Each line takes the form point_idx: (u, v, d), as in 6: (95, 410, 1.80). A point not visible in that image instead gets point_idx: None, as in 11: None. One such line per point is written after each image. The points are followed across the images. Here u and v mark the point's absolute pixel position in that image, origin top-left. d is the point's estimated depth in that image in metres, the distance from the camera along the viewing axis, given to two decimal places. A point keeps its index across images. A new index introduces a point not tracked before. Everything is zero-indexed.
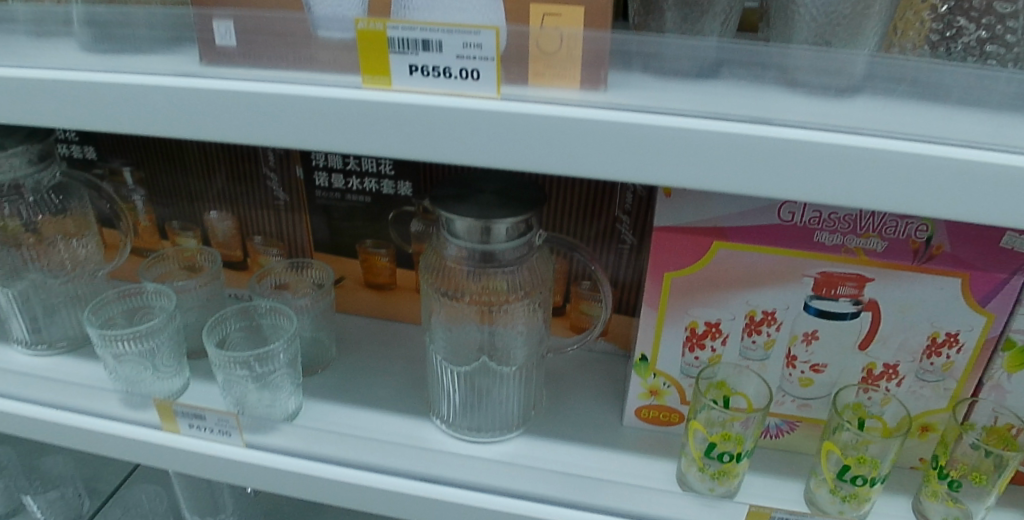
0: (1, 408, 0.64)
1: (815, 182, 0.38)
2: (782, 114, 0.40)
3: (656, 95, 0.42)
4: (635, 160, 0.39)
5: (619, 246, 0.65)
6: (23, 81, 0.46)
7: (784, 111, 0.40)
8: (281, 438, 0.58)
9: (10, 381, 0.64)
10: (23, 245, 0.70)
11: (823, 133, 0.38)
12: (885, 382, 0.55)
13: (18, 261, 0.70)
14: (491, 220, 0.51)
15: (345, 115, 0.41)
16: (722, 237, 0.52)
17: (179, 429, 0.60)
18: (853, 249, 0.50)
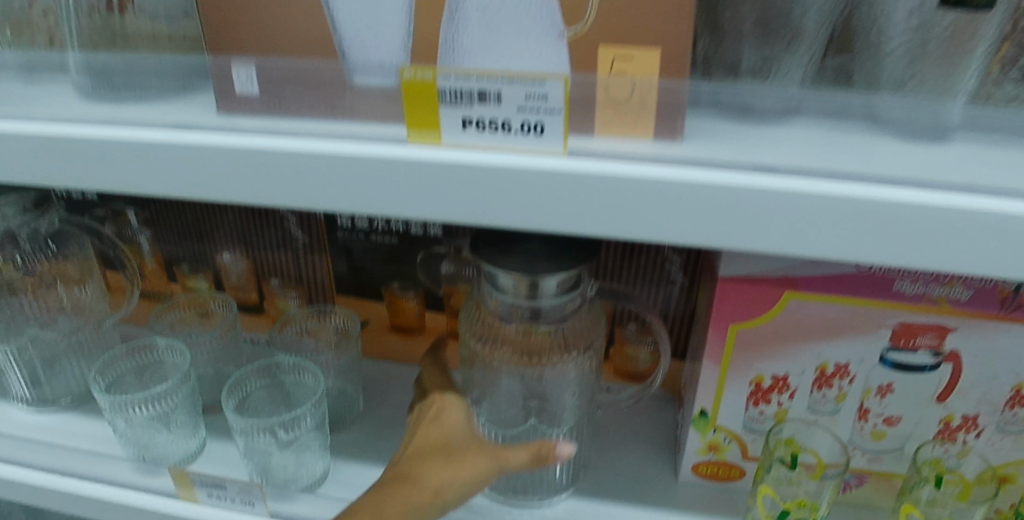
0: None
1: (927, 246, 0.33)
2: (883, 167, 0.35)
3: (734, 146, 0.37)
4: (719, 224, 0.35)
5: (669, 286, 0.61)
6: (16, 134, 0.41)
7: (883, 163, 0.35)
8: (309, 509, 0.53)
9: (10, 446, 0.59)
10: (23, 293, 0.65)
11: (932, 190, 0.34)
12: (964, 435, 0.51)
13: (18, 313, 0.65)
14: (538, 275, 0.47)
15: (391, 177, 0.37)
16: (793, 287, 0.47)
17: (196, 499, 0.55)
18: (936, 299, 0.46)
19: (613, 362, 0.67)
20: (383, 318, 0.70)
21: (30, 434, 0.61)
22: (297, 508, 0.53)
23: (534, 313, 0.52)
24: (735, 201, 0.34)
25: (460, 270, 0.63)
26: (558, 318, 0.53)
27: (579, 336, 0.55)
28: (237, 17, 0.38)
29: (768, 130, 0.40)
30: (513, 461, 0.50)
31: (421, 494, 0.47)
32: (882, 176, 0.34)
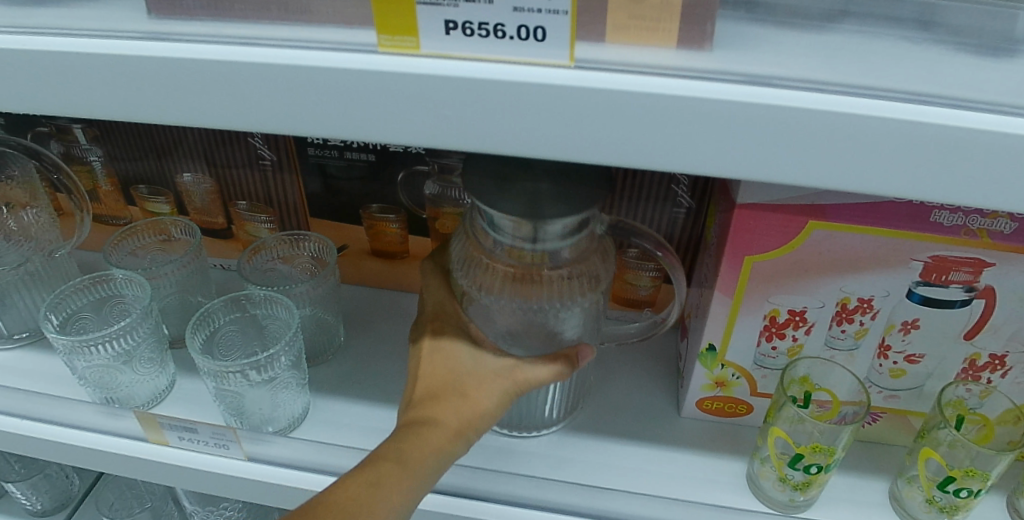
0: None
1: (1002, 186, 0.28)
2: (953, 86, 0.29)
3: (774, 56, 0.31)
4: (757, 160, 0.29)
5: (675, 210, 0.56)
6: None
7: (954, 80, 0.30)
8: (295, 454, 0.50)
9: None
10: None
11: (1015, 117, 0.28)
12: (988, 374, 0.48)
13: None
14: (541, 218, 0.41)
15: (358, 97, 0.30)
16: (821, 217, 0.42)
17: (167, 441, 0.53)
18: (975, 231, 0.41)
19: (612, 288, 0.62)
20: (361, 241, 0.64)
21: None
22: (281, 453, 0.51)
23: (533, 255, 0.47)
24: (777, 129, 0.28)
25: (447, 191, 0.57)
26: (559, 261, 0.48)
27: (583, 278, 0.49)
28: None
29: (810, 36, 0.33)
30: (530, 381, 0.48)
31: (443, 435, 0.43)
32: (951, 99, 0.29)
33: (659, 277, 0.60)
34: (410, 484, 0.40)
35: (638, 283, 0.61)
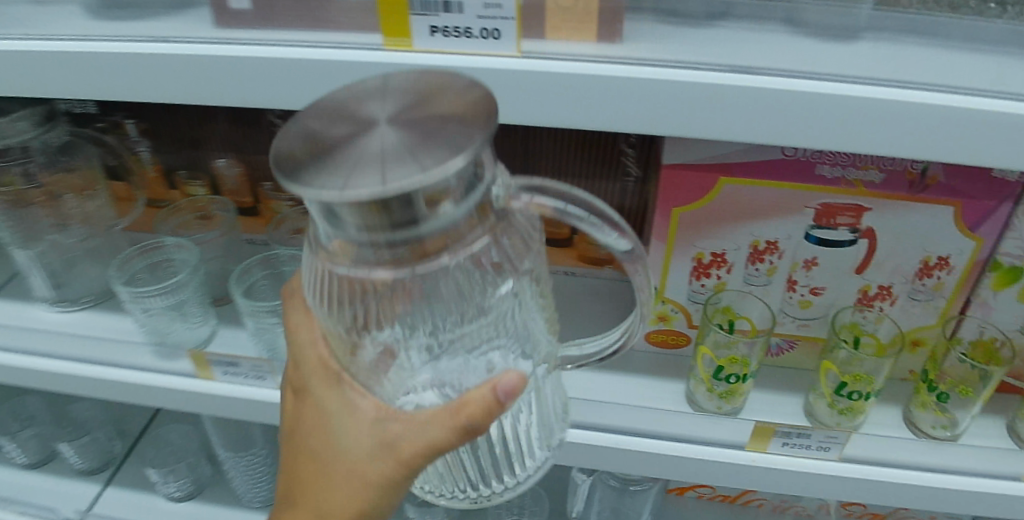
0: (50, 368, 0.68)
1: (819, 134, 0.41)
2: (797, 63, 0.41)
3: (672, 46, 0.43)
4: (652, 117, 0.41)
5: (625, 179, 0.68)
6: (34, 53, 0.46)
7: (799, 58, 0.41)
8: None
9: (51, 340, 0.67)
10: (34, 203, 0.69)
11: (835, 82, 0.40)
12: (880, 302, 0.58)
13: (37, 222, 0.71)
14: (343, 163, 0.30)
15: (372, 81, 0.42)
16: (728, 173, 0.53)
17: (213, 375, 0.64)
18: (853, 181, 0.52)
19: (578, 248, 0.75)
20: None
21: (63, 330, 0.69)
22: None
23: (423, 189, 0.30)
24: (661, 99, 0.40)
25: None
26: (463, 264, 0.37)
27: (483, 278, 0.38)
28: None
29: (698, 29, 0.44)
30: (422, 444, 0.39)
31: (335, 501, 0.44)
32: (790, 72, 0.40)
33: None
34: None
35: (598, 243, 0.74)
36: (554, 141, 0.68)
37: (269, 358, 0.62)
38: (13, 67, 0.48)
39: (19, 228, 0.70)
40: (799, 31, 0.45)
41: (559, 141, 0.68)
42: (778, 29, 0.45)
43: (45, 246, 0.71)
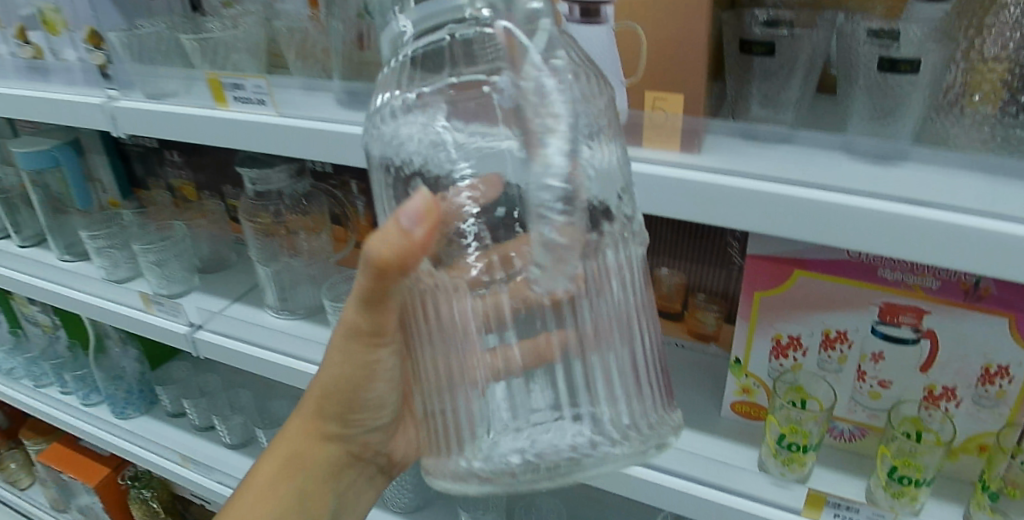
0: (267, 357, 0.86)
1: (845, 235, 0.50)
2: (835, 178, 0.51)
3: (736, 157, 0.55)
4: (712, 212, 0.53)
5: (731, 266, 0.81)
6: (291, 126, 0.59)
7: (841, 173, 0.51)
8: None
9: (271, 335, 0.87)
10: (277, 236, 0.97)
11: (864, 198, 0.49)
12: (945, 402, 0.63)
13: (275, 248, 0.97)
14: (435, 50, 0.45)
15: None
16: (802, 266, 0.63)
17: None
18: (912, 285, 0.60)
19: (687, 323, 0.84)
20: None
21: (282, 329, 0.88)
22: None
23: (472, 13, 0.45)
24: (717, 198, 0.53)
25: None
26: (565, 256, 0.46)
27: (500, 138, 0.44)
28: None
29: (767, 147, 0.56)
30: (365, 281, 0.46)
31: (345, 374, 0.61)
32: (828, 187, 0.50)
33: (721, 316, 0.82)
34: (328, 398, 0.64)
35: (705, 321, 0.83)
36: (674, 228, 0.83)
37: None
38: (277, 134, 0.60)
39: (265, 251, 0.97)
40: (855, 149, 0.55)
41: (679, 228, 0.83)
42: (837, 148, 0.55)
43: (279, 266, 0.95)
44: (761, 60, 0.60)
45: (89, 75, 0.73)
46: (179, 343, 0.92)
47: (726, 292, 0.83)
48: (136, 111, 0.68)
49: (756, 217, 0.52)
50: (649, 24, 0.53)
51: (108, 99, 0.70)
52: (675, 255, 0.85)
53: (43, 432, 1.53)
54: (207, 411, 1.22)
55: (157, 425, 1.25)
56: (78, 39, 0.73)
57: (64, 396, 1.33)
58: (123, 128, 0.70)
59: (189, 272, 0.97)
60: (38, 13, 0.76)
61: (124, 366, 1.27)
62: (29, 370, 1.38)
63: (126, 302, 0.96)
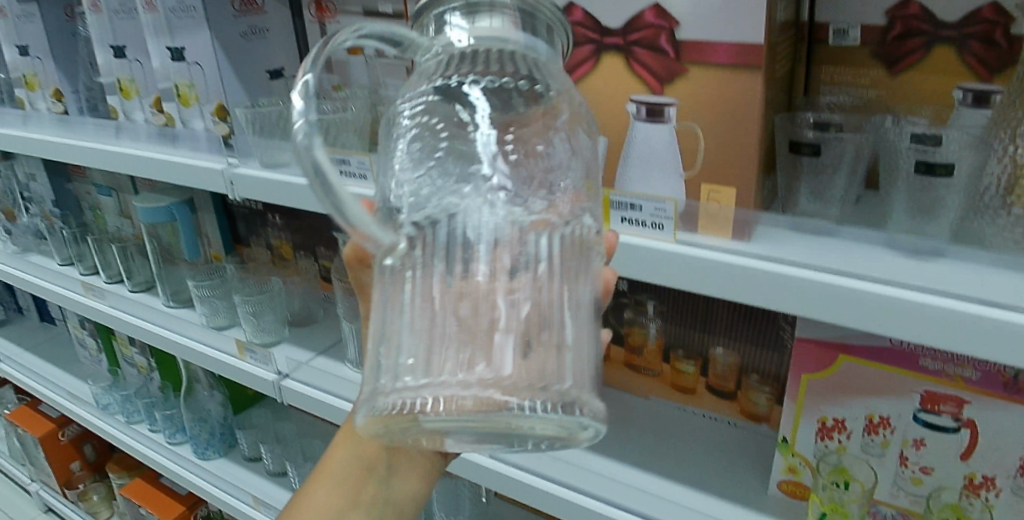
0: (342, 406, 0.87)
1: (882, 323, 0.54)
2: (875, 269, 0.56)
3: (787, 245, 0.60)
4: (760, 295, 0.59)
5: (783, 350, 0.83)
6: None
7: (880, 265, 0.56)
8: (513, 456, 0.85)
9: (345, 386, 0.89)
10: None
11: (901, 288, 0.53)
12: (985, 491, 0.66)
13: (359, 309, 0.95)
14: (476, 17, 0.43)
15: None
16: (847, 352, 0.67)
17: None
18: (953, 375, 0.63)
19: (740, 403, 0.86)
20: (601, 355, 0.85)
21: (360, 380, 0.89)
22: (510, 459, 0.85)
23: (519, 19, 0.42)
24: (764, 282, 0.58)
25: (637, 317, 0.92)
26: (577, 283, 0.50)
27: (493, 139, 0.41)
28: None
29: (813, 239, 0.61)
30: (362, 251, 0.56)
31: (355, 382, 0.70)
32: (866, 277, 0.55)
33: (773, 397, 0.83)
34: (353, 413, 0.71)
35: (757, 402, 0.84)
36: (728, 310, 0.86)
37: None
38: None
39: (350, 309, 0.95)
40: (893, 241, 0.60)
41: (734, 311, 0.86)
42: (879, 240, 0.61)
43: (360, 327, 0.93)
44: (808, 160, 0.66)
45: (212, 144, 0.88)
46: (265, 389, 0.96)
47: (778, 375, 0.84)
48: (253, 177, 0.80)
49: (801, 300, 0.57)
50: (706, 124, 0.61)
51: (228, 166, 0.83)
52: (732, 336, 0.87)
53: (128, 466, 1.56)
54: (282, 456, 1.23)
55: (236, 468, 1.27)
56: (208, 111, 0.87)
57: (150, 433, 1.36)
58: (237, 191, 0.82)
59: (281, 325, 1.03)
60: (174, 88, 0.89)
61: (209, 408, 1.29)
62: (122, 407, 1.40)
63: (221, 348, 1.03)
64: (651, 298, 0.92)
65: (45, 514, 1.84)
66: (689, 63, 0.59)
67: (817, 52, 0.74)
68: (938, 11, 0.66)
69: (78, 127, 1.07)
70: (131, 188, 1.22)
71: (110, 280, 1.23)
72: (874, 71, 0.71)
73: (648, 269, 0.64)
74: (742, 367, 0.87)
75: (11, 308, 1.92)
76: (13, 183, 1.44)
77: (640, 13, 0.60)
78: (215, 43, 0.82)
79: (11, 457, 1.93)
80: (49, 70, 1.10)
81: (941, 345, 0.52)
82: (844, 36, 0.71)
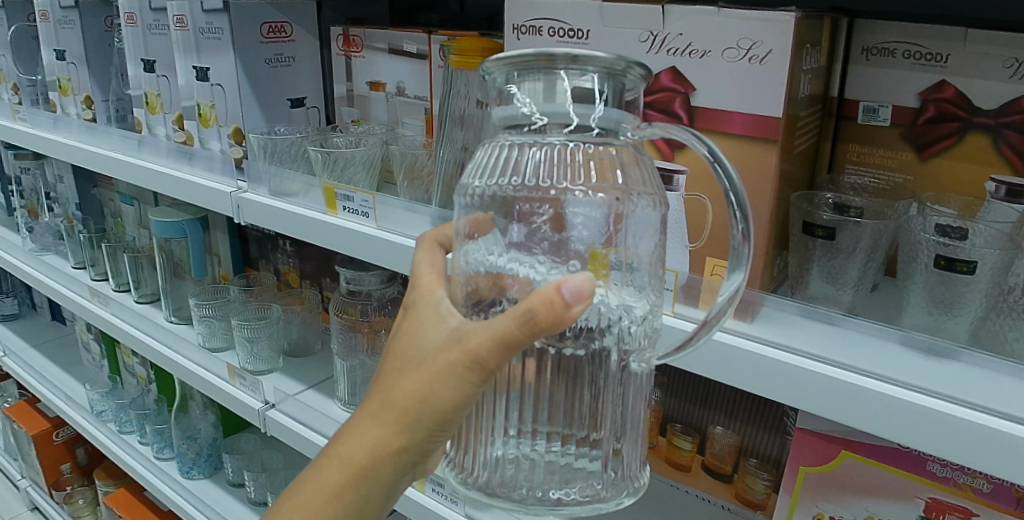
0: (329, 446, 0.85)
1: (886, 423, 0.51)
2: (879, 367, 0.52)
3: (789, 330, 0.57)
4: (758, 381, 0.56)
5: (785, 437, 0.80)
6: (396, 244, 0.67)
7: (886, 362, 0.53)
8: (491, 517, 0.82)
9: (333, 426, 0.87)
10: (362, 332, 0.95)
11: (912, 391, 0.50)
12: None
13: (358, 345, 0.95)
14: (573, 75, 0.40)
15: None
16: (849, 447, 0.64)
17: (425, 489, 0.86)
18: (962, 484, 0.59)
19: (735, 486, 0.81)
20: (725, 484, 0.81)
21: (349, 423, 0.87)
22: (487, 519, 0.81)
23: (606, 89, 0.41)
24: (762, 367, 0.56)
25: None
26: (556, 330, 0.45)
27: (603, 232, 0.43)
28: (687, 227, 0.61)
29: (823, 324, 0.58)
30: (497, 353, 0.39)
31: (385, 425, 0.44)
32: (873, 373, 0.52)
33: (771, 485, 0.79)
34: (371, 448, 0.45)
35: (754, 488, 0.79)
36: (729, 392, 0.84)
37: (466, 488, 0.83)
38: (394, 253, 0.68)
39: (347, 346, 0.95)
40: (898, 336, 0.55)
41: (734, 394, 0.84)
42: (888, 333, 0.56)
43: (356, 362, 0.93)
44: (822, 243, 0.62)
45: (227, 166, 0.87)
46: (252, 418, 0.95)
47: (778, 462, 0.81)
48: (261, 204, 0.80)
49: (800, 389, 0.54)
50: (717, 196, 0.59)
51: (238, 190, 0.84)
52: (731, 417, 0.84)
53: (115, 475, 1.56)
54: (266, 486, 1.20)
55: (218, 493, 1.25)
56: (225, 133, 0.87)
57: (139, 446, 1.36)
58: (244, 215, 0.83)
59: (277, 354, 1.02)
60: (196, 107, 0.90)
61: (200, 428, 1.29)
62: (115, 416, 1.40)
63: (214, 371, 1.02)
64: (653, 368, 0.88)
65: (31, 511, 1.83)
66: (702, 130, 0.57)
67: (845, 129, 0.71)
68: (976, 97, 0.62)
69: (105, 136, 1.07)
70: (154, 202, 1.23)
71: (119, 289, 1.24)
72: (903, 153, 0.68)
73: None
74: (741, 450, 0.83)
75: (25, 303, 1.95)
76: (40, 183, 1.47)
77: (656, 75, 0.58)
78: (240, 67, 0.83)
79: (5, 452, 1.93)
80: (83, 78, 1.13)
81: (951, 455, 0.48)
82: (872, 115, 0.68)
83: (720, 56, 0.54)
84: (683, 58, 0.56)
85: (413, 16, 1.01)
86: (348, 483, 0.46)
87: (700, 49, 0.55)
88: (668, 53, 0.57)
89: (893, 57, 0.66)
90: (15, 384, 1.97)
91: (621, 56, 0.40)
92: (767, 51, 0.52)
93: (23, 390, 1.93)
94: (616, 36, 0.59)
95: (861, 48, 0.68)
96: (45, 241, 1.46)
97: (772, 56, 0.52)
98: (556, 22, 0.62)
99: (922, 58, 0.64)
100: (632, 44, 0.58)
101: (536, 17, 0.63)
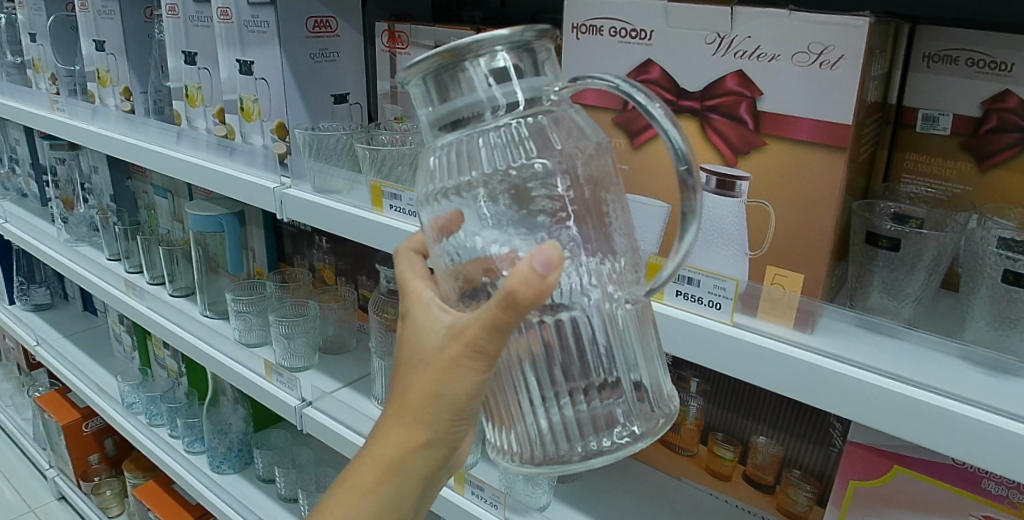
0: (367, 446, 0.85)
1: (953, 444, 0.49)
2: (947, 385, 0.50)
3: (852, 345, 0.55)
4: (819, 395, 0.54)
5: (830, 448, 0.78)
6: None
7: (953, 380, 0.51)
8: None
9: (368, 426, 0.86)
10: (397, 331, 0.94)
11: (982, 411, 0.48)
12: None
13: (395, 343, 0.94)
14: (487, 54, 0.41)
15: None
16: (902, 463, 0.63)
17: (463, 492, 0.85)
18: (1016, 502, 0.58)
19: (777, 497, 0.80)
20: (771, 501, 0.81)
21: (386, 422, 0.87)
22: None
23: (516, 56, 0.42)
24: (824, 380, 0.54)
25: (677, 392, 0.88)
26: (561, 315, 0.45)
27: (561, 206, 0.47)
28: (755, 232, 0.60)
29: (884, 337, 0.56)
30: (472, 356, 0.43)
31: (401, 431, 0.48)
32: (940, 390, 0.50)
33: (814, 497, 0.77)
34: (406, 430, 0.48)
35: (797, 499, 0.78)
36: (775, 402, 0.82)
37: (506, 493, 0.82)
38: None
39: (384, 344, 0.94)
40: (962, 354, 0.53)
41: (782, 406, 0.81)
42: (954, 350, 0.54)
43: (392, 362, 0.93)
44: (885, 253, 0.61)
45: (269, 162, 0.87)
46: (288, 415, 0.94)
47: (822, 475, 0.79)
48: (303, 201, 0.80)
49: (863, 405, 0.52)
50: (778, 202, 0.58)
51: (281, 186, 0.83)
52: (774, 424, 0.83)
53: (143, 467, 1.57)
54: (295, 482, 1.21)
55: (248, 488, 1.25)
56: (268, 128, 0.87)
57: (170, 439, 1.37)
58: (287, 212, 0.82)
59: (312, 351, 1.02)
60: (238, 101, 0.90)
61: (231, 422, 1.28)
62: (146, 408, 1.41)
63: (248, 367, 1.02)
64: (695, 374, 0.87)
65: (58, 501, 1.85)
66: (768, 135, 0.56)
67: (901, 136, 0.69)
68: None
69: (143, 128, 1.08)
70: (188, 195, 1.24)
71: (153, 282, 1.25)
72: (962, 163, 0.66)
73: (698, 348, 0.60)
74: (785, 461, 0.82)
75: (56, 293, 1.98)
76: (74, 173, 1.49)
77: (721, 78, 0.57)
78: (284, 62, 0.83)
79: (35, 441, 1.96)
80: (122, 70, 1.14)
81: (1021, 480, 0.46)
82: (932, 124, 0.67)
83: (790, 61, 0.53)
84: (750, 62, 0.55)
85: (455, 13, 1.00)
86: (385, 476, 0.50)
87: (768, 53, 0.54)
88: (734, 56, 0.55)
89: (956, 64, 0.64)
90: (47, 373, 2.00)
91: (523, 27, 0.41)
92: (839, 57, 0.51)
93: (55, 379, 1.96)
94: (680, 36, 0.58)
95: (922, 55, 0.66)
96: (80, 232, 1.47)
97: (845, 62, 0.51)
98: (617, 22, 0.61)
99: (986, 66, 0.62)
100: (696, 46, 0.57)
101: (597, 17, 0.63)
